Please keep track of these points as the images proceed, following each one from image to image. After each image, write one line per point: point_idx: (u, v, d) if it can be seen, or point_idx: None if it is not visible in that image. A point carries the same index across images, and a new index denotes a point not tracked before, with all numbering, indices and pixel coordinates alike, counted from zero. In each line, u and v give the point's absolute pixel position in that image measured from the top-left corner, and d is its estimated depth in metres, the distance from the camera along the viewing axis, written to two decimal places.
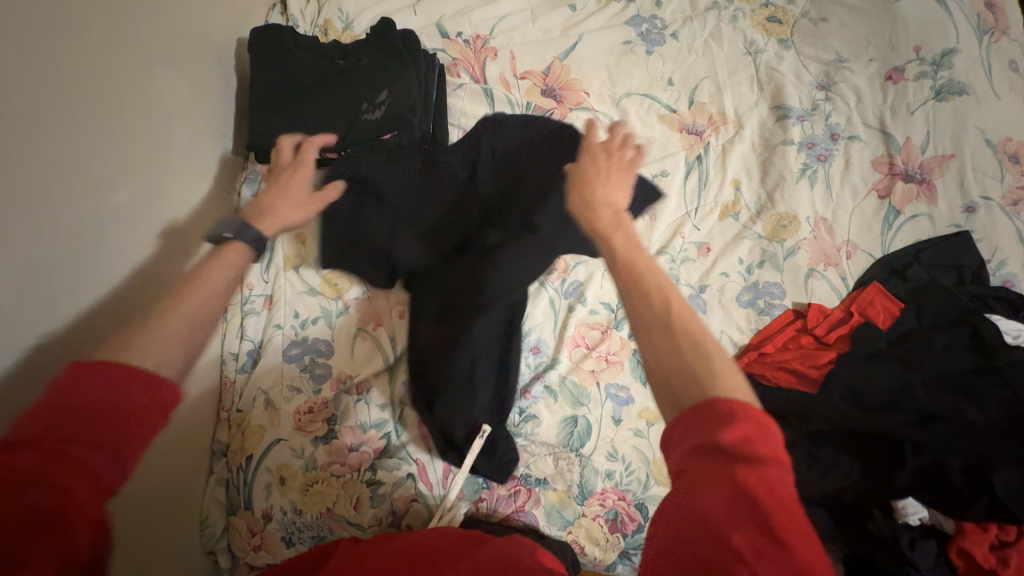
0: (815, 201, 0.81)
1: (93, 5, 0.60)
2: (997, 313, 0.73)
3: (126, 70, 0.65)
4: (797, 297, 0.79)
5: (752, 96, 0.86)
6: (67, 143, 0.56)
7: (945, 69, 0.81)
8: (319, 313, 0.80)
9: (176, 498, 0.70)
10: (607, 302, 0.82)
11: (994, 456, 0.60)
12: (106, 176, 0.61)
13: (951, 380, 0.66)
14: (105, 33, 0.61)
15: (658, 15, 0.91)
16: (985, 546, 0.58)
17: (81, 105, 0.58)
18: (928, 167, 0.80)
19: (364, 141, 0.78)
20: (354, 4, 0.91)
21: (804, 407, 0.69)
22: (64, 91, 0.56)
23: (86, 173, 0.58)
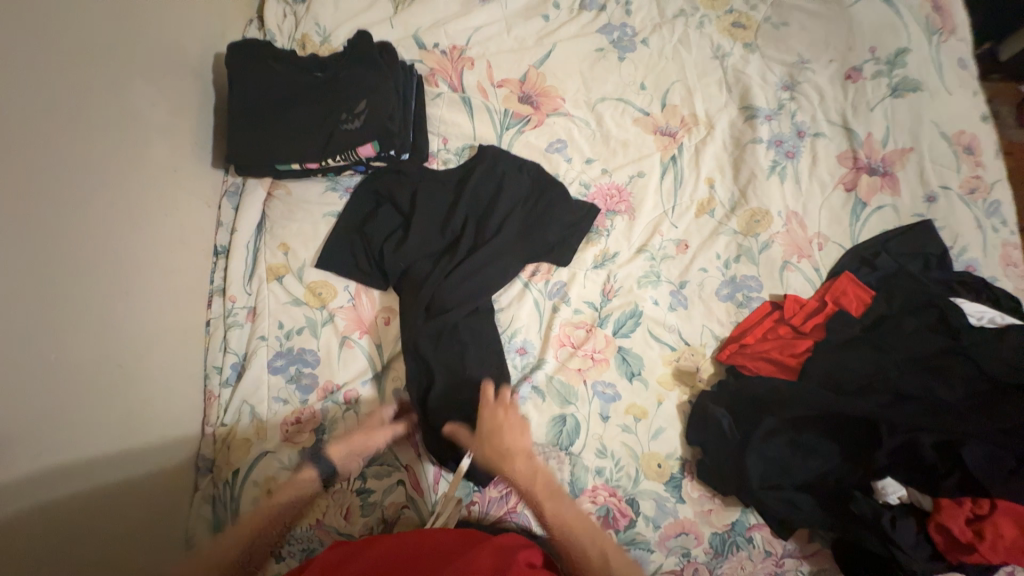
0: (785, 196, 0.84)
1: (63, 24, 0.61)
2: (960, 296, 0.76)
3: (95, 89, 0.65)
4: (774, 289, 0.82)
5: (721, 98, 0.90)
6: (30, 158, 0.56)
7: (900, 67, 0.85)
8: (304, 323, 0.80)
9: (159, 517, 0.69)
10: (592, 301, 0.83)
11: (963, 431, 0.62)
12: (66, 194, 0.60)
13: (922, 361, 0.69)
14: (75, 52, 0.62)
15: (628, 22, 0.94)
16: (960, 519, 0.59)
17: (44, 124, 0.58)
18: (890, 160, 0.83)
19: (344, 150, 0.79)
20: (331, 18, 0.92)
21: (784, 393, 0.71)
22: (32, 110, 0.56)
23: (42, 191, 0.57)
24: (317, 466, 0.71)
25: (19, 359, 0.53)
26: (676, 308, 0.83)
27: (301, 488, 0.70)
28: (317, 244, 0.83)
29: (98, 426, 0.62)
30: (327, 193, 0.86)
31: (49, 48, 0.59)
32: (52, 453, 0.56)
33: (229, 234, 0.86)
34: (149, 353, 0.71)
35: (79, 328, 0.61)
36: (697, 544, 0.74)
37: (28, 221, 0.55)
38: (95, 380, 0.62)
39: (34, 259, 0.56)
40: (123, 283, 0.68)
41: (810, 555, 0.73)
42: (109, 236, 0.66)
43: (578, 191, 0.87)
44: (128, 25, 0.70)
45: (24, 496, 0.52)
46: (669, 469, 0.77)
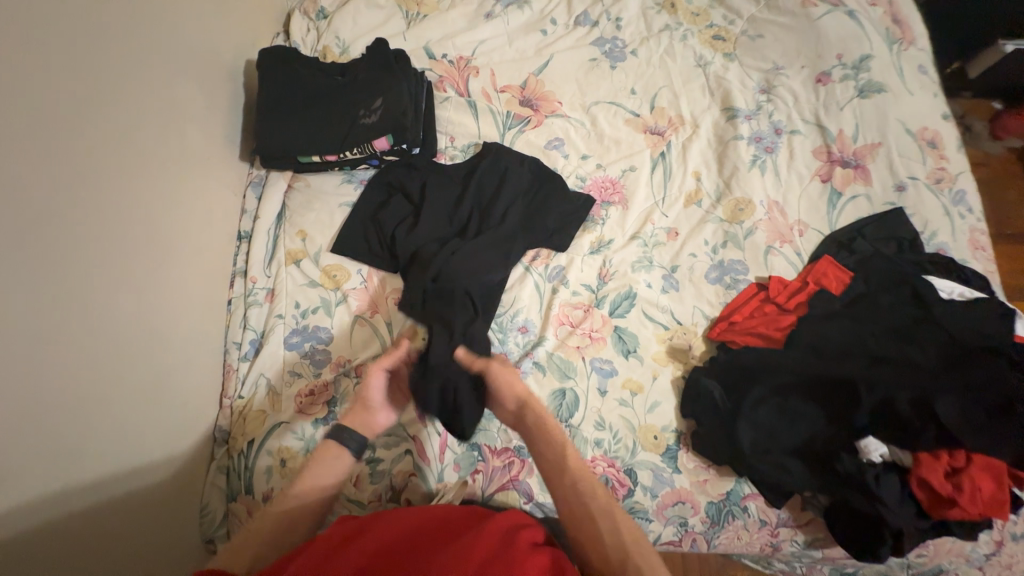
0: (766, 186, 0.91)
1: (119, 20, 0.69)
2: (932, 275, 0.81)
3: (142, 80, 0.73)
4: (759, 271, 0.87)
5: (705, 101, 0.98)
6: (84, 132, 0.63)
7: (864, 72, 0.94)
8: (319, 303, 0.85)
9: (177, 482, 0.73)
10: (589, 283, 0.89)
11: (938, 387, 0.66)
12: (113, 168, 0.67)
13: (897, 329, 0.73)
14: (128, 47, 0.71)
15: (618, 36, 1.04)
16: (939, 472, 0.63)
17: (99, 104, 0.65)
18: (861, 154, 0.91)
19: (360, 143, 0.87)
20: (350, 32, 1.01)
21: (769, 361, 0.76)
22: (88, 91, 0.64)
23: (94, 164, 0.64)
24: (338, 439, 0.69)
25: (64, 309, 0.58)
26: (668, 290, 0.88)
27: (325, 467, 0.68)
28: (332, 231, 0.90)
29: (127, 383, 0.66)
30: (343, 185, 0.93)
31: (107, 41, 0.67)
32: (88, 398, 0.60)
33: (251, 221, 0.93)
34: (176, 323, 0.76)
35: (116, 289, 0.66)
36: (693, 513, 0.76)
37: (80, 188, 0.62)
38: (127, 340, 0.67)
39: (82, 221, 0.62)
40: (156, 255, 0.74)
41: (805, 524, 0.76)
42: (148, 210, 0.72)
43: (574, 183, 0.94)
44: (174, 28, 0.79)
45: (58, 436, 0.56)
46: (665, 441, 0.79)
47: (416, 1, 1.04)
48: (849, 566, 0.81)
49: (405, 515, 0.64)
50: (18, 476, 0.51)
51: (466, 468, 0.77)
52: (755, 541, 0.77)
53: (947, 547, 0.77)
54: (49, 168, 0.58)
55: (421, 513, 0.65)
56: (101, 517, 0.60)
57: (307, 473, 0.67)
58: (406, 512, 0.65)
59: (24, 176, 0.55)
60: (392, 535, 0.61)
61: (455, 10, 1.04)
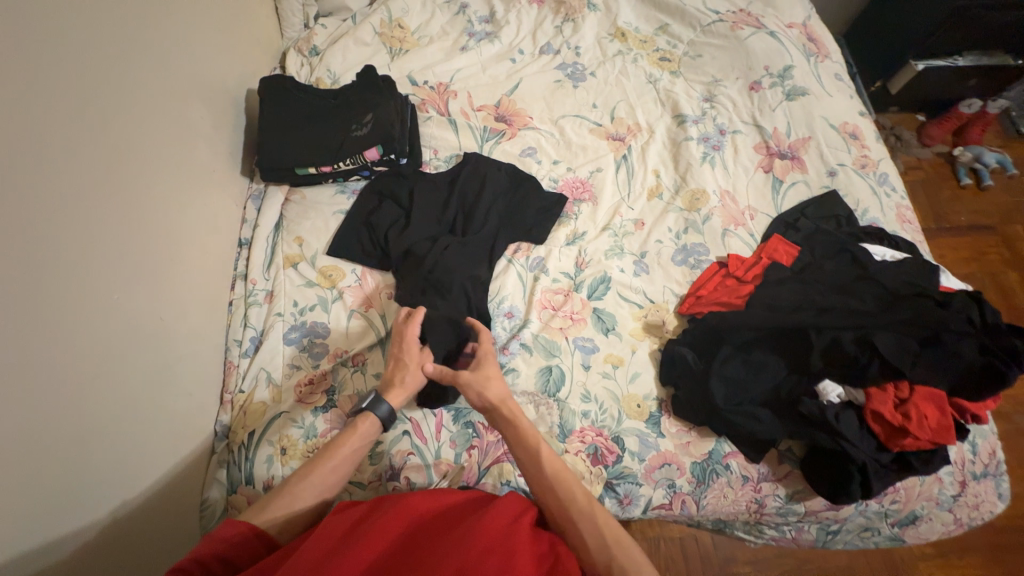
0: (717, 178, 1.03)
1: (150, 46, 0.79)
2: (868, 243, 0.91)
3: (165, 98, 0.82)
4: (718, 251, 0.96)
5: (657, 110, 1.12)
6: (117, 138, 0.70)
7: (789, 79, 1.10)
8: (316, 301, 0.91)
9: (175, 471, 0.75)
10: (567, 271, 0.96)
11: (873, 324, 0.77)
12: (136, 171, 0.74)
13: (838, 286, 0.83)
14: (156, 69, 0.80)
15: (579, 61, 1.19)
16: (888, 402, 0.72)
17: (129, 115, 0.73)
18: (796, 147, 1.05)
19: (353, 154, 0.97)
20: (340, 65, 1.14)
21: (733, 321, 0.84)
22: (122, 102, 0.72)
23: (122, 164, 0.71)
24: (376, 409, 0.71)
25: (87, 290, 0.63)
26: (640, 274, 0.95)
27: (365, 437, 0.70)
28: (327, 236, 0.97)
29: (138, 365, 0.70)
30: (336, 195, 1.02)
31: (140, 62, 0.76)
32: (106, 377, 0.64)
33: (251, 230, 1.01)
34: (183, 316, 0.81)
35: (135, 278, 0.71)
36: (679, 474, 0.80)
37: (110, 185, 0.68)
38: (140, 326, 0.71)
39: (110, 213, 0.68)
40: (170, 253, 0.79)
41: (784, 477, 0.80)
42: (163, 212, 0.79)
43: (549, 184, 1.04)
44: (192, 57, 0.90)
45: (78, 409, 0.59)
46: (648, 409, 0.84)
47: (399, 38, 1.18)
48: (832, 523, 0.85)
49: (413, 498, 0.62)
50: (42, 441, 0.54)
51: (464, 447, 0.80)
52: (741, 498, 0.81)
53: (917, 490, 0.81)
54: (88, 164, 0.65)
55: (431, 500, 0.64)
56: (102, 496, 0.62)
57: (349, 442, 0.69)
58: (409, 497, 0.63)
59: (65, 166, 0.61)
60: (393, 528, 0.58)
61: (434, 45, 1.18)
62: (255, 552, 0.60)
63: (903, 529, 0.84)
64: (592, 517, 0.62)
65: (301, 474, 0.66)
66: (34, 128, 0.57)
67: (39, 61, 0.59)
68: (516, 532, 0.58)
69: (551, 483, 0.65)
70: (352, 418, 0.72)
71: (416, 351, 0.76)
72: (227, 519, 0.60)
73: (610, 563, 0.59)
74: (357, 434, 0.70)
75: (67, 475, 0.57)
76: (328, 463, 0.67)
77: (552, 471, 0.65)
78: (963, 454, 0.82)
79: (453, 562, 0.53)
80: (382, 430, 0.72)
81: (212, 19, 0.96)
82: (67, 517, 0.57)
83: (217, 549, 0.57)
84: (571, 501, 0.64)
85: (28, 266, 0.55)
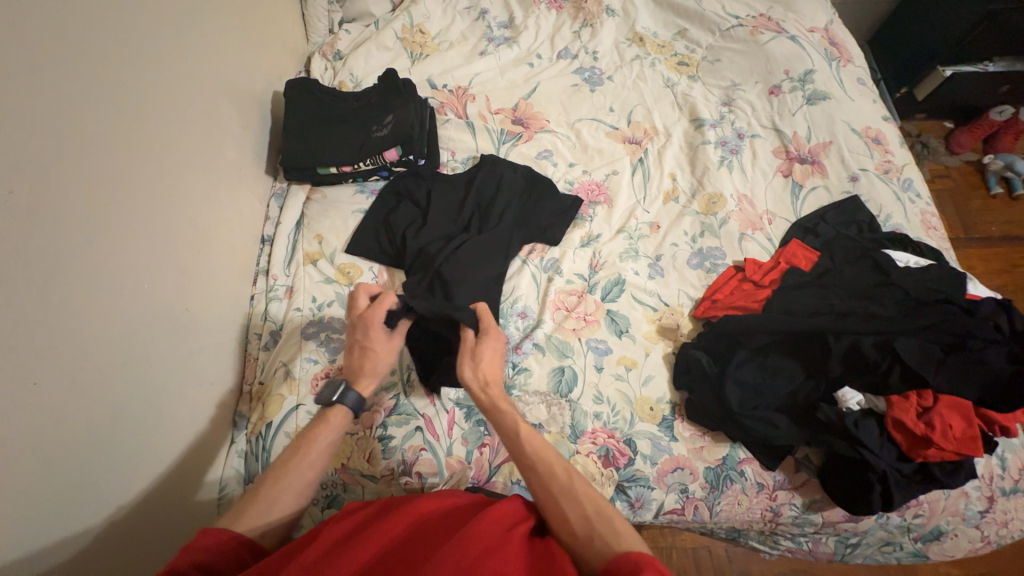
0: (735, 182, 1.02)
1: (183, 48, 0.83)
2: (890, 249, 0.90)
3: (195, 98, 0.85)
4: (735, 256, 0.95)
5: (675, 115, 1.12)
6: (150, 134, 0.74)
7: (809, 83, 1.09)
8: (334, 297, 0.93)
9: (194, 458, 0.77)
10: (581, 273, 0.96)
11: (892, 330, 0.76)
12: (165, 166, 0.76)
13: (856, 292, 0.83)
14: (189, 70, 0.84)
15: (596, 65, 1.20)
16: (909, 411, 0.71)
17: (161, 113, 0.76)
18: (816, 152, 1.04)
19: (373, 154, 1.00)
20: (362, 69, 1.17)
21: (749, 324, 0.82)
22: (156, 101, 0.75)
23: (152, 160, 0.74)
24: (346, 400, 0.70)
25: (118, 279, 0.65)
26: (655, 277, 0.95)
27: (336, 431, 0.69)
28: (346, 235, 0.99)
29: (163, 352, 0.72)
30: (356, 195, 1.04)
31: (173, 63, 0.80)
32: (134, 363, 0.67)
33: (274, 227, 1.04)
34: (207, 308, 0.84)
35: (162, 269, 0.74)
36: (692, 479, 0.79)
37: (142, 179, 0.71)
38: (166, 315, 0.74)
39: (141, 205, 0.71)
40: (196, 246, 0.82)
41: (800, 486, 0.79)
42: (191, 207, 0.82)
43: (564, 186, 1.05)
44: (222, 59, 0.94)
45: (105, 393, 0.62)
46: (661, 412, 0.84)
47: (419, 43, 1.21)
48: (851, 535, 0.83)
49: (417, 500, 0.61)
50: (69, 421, 0.57)
51: (476, 445, 0.81)
52: (755, 506, 0.79)
53: (941, 504, 0.78)
54: (123, 158, 0.68)
55: (436, 501, 0.62)
56: (122, 479, 0.64)
57: (319, 439, 0.67)
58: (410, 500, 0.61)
59: (103, 160, 0.65)
60: (391, 531, 0.56)
61: (454, 50, 1.21)
62: (240, 560, 0.57)
63: (926, 545, 0.81)
64: (572, 487, 0.61)
65: (271, 477, 0.64)
66: (74, 122, 0.61)
67: (80, 60, 0.62)
68: (513, 539, 0.55)
69: (532, 458, 0.64)
70: (323, 408, 0.70)
71: (385, 340, 0.74)
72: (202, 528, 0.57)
73: (593, 538, 0.56)
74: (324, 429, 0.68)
75: (93, 455, 0.60)
76: (295, 462, 0.65)
77: (531, 448, 0.65)
78: (991, 469, 0.79)
79: (451, 562, 0.50)
80: (354, 418, 0.72)
81: (242, 24, 1.01)
82: (94, 493, 0.60)
83: (200, 558, 0.54)
84: (551, 474, 0.63)
85: (66, 255, 0.58)
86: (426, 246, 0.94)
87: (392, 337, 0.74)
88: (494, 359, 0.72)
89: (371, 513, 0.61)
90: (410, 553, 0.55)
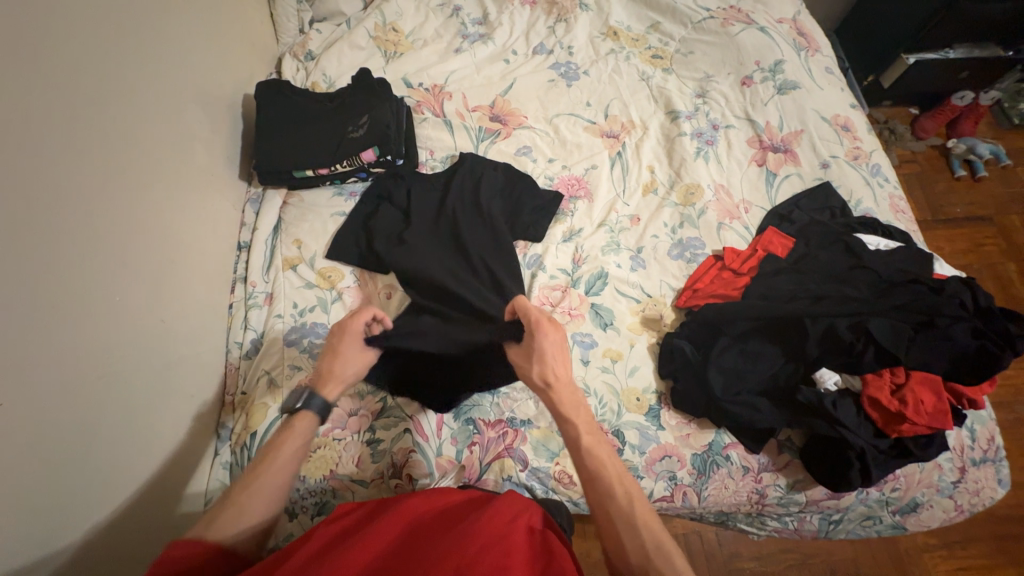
0: (711, 173, 1.04)
1: (148, 52, 0.80)
2: (861, 233, 0.92)
3: (163, 103, 0.83)
4: (714, 245, 0.97)
5: (651, 108, 1.13)
6: (116, 142, 0.71)
7: (780, 73, 1.11)
8: (315, 302, 0.91)
9: (177, 473, 0.76)
10: (565, 268, 0.96)
11: (865, 312, 0.78)
12: (133, 175, 0.74)
13: (831, 276, 0.85)
14: (154, 74, 0.81)
15: (572, 60, 1.20)
16: (883, 388, 0.74)
17: (127, 118, 0.74)
18: (788, 141, 1.06)
19: (350, 156, 0.98)
20: (335, 69, 1.15)
21: (730, 311, 0.84)
22: (121, 106, 0.73)
23: (120, 167, 0.71)
24: (311, 405, 0.68)
25: (89, 292, 0.63)
26: (637, 269, 0.96)
27: (303, 437, 0.67)
28: (326, 238, 0.98)
29: (140, 366, 0.70)
30: (334, 198, 1.03)
31: (139, 69, 0.78)
32: (110, 379, 0.65)
33: (250, 233, 1.02)
34: (184, 318, 0.82)
35: (134, 280, 0.72)
36: (680, 466, 0.80)
37: (109, 188, 0.69)
38: (140, 328, 0.72)
39: (110, 215, 0.68)
40: (169, 256, 0.80)
41: (783, 467, 0.81)
42: (162, 215, 0.79)
43: (544, 182, 1.05)
44: (189, 61, 0.91)
45: (79, 411, 0.60)
46: (647, 402, 0.85)
47: (393, 42, 1.19)
48: (833, 512, 0.85)
49: (413, 500, 0.61)
50: (41, 442, 0.55)
51: (465, 443, 0.81)
52: (741, 489, 0.81)
53: (917, 477, 0.82)
54: (89, 168, 0.66)
55: (432, 499, 0.62)
56: (99, 498, 0.62)
57: (286, 444, 0.65)
58: (403, 499, 0.61)
59: (67, 169, 0.62)
60: (389, 531, 0.56)
61: (428, 48, 1.20)
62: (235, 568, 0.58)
63: (905, 517, 0.84)
64: (633, 516, 0.58)
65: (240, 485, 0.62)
66: (34, 132, 0.58)
67: (40, 65, 0.60)
68: (513, 533, 0.56)
69: (596, 474, 0.61)
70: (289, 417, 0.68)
71: (357, 349, 0.73)
72: (174, 540, 0.55)
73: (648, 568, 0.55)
74: (292, 434, 0.66)
75: (68, 476, 0.58)
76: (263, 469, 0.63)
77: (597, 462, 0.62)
78: (962, 440, 0.83)
79: (449, 565, 0.51)
80: (321, 424, 0.69)
81: (208, 25, 0.98)
82: (71, 514, 0.58)
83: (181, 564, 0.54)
84: (609, 496, 0.60)
85: (32, 271, 0.56)
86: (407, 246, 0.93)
87: (366, 350, 0.73)
88: (561, 352, 0.69)
89: (365, 515, 0.60)
90: (407, 551, 0.54)
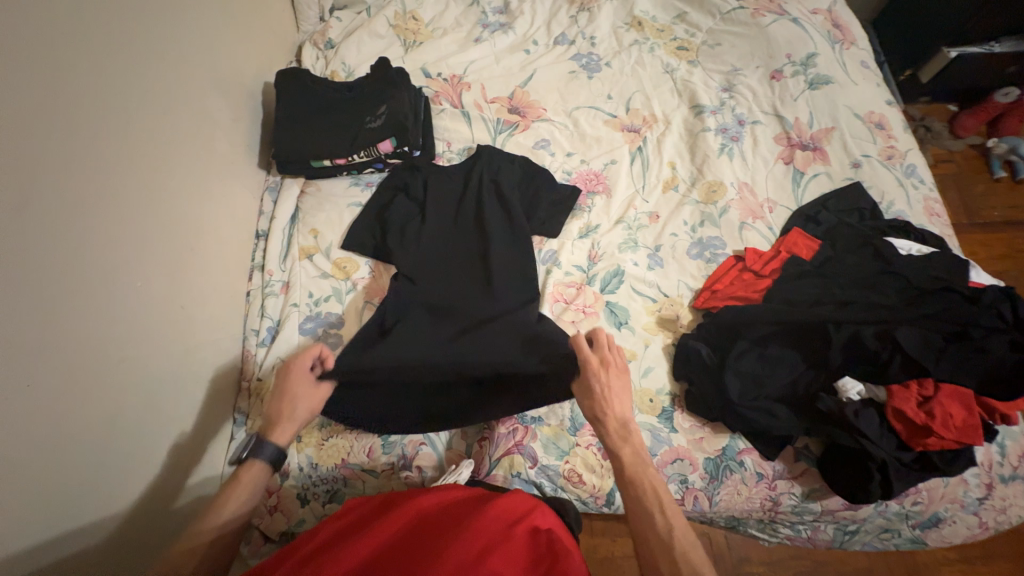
0: (735, 170, 1.01)
1: (170, 38, 0.81)
2: (892, 236, 0.89)
3: (185, 90, 0.83)
4: (736, 245, 0.94)
5: (673, 101, 1.10)
6: (139, 129, 0.72)
7: (812, 67, 1.07)
8: (331, 292, 0.92)
9: (193, 455, 0.77)
10: (580, 264, 0.94)
11: (893, 319, 0.75)
12: (156, 162, 0.75)
13: (859, 280, 0.81)
14: (176, 61, 0.82)
15: (594, 51, 1.17)
16: (910, 400, 0.71)
17: (149, 106, 0.75)
18: (818, 138, 1.02)
19: (367, 146, 0.98)
20: (354, 58, 1.14)
21: (750, 314, 0.82)
22: (144, 93, 0.74)
23: (143, 155, 0.73)
24: (260, 454, 0.67)
25: (110, 278, 0.65)
26: (654, 267, 0.94)
27: (253, 486, 0.66)
28: (342, 229, 0.98)
29: (159, 351, 0.72)
30: (351, 188, 1.03)
31: (161, 55, 0.78)
32: (130, 363, 0.67)
33: (268, 221, 1.03)
34: (203, 305, 0.83)
35: (154, 265, 0.73)
36: (692, 470, 0.79)
37: (132, 175, 0.70)
38: (160, 313, 0.73)
39: (132, 202, 0.70)
40: (188, 242, 0.81)
41: (800, 475, 0.79)
42: (183, 203, 0.81)
43: (562, 177, 1.03)
44: (211, 49, 0.91)
45: (99, 394, 0.61)
46: (660, 404, 0.83)
47: (412, 30, 1.18)
48: (849, 523, 0.83)
49: (420, 499, 0.61)
50: (63, 423, 0.56)
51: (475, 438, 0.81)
52: (754, 496, 0.79)
53: (940, 492, 0.79)
54: (112, 154, 0.67)
55: (440, 497, 0.62)
56: (119, 479, 0.64)
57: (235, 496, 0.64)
58: (410, 498, 0.61)
59: (90, 155, 0.63)
60: (394, 526, 0.57)
61: (448, 37, 1.18)
62: None
63: (925, 531, 0.81)
64: (670, 543, 0.58)
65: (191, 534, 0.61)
66: (59, 118, 0.59)
67: (64, 53, 0.60)
68: (518, 532, 0.56)
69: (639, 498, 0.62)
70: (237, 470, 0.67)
71: (309, 386, 0.72)
72: None
73: None
74: (241, 483, 0.65)
75: (89, 456, 0.60)
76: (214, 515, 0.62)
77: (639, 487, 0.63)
78: (990, 455, 0.79)
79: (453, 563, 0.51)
80: (273, 471, 0.68)
81: (230, 12, 0.98)
82: (92, 492, 0.60)
83: None
84: (649, 525, 0.60)
85: (53, 257, 0.57)
86: (422, 240, 0.93)
87: (319, 386, 0.72)
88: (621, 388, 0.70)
89: (371, 513, 0.60)
90: (409, 549, 0.54)
